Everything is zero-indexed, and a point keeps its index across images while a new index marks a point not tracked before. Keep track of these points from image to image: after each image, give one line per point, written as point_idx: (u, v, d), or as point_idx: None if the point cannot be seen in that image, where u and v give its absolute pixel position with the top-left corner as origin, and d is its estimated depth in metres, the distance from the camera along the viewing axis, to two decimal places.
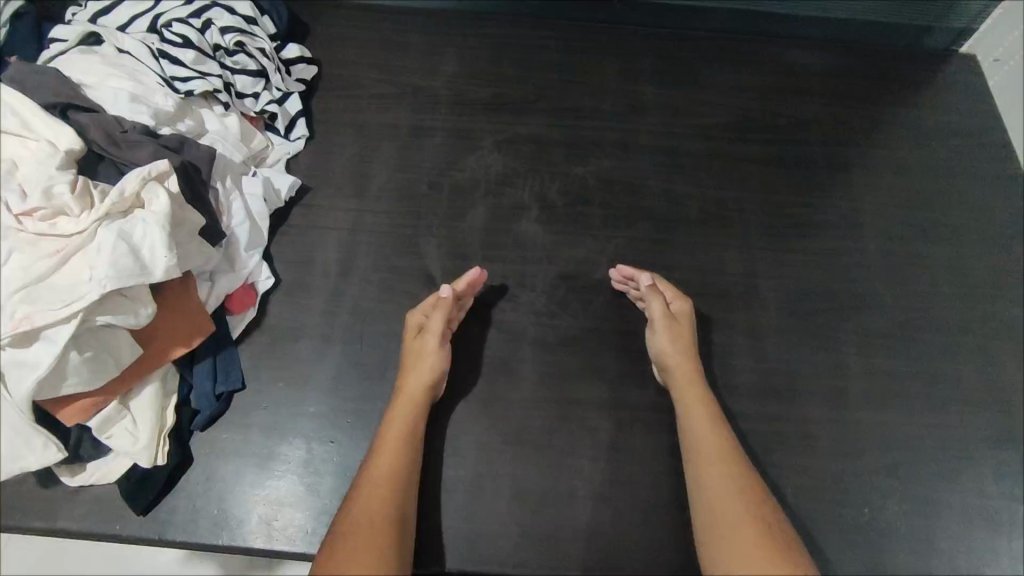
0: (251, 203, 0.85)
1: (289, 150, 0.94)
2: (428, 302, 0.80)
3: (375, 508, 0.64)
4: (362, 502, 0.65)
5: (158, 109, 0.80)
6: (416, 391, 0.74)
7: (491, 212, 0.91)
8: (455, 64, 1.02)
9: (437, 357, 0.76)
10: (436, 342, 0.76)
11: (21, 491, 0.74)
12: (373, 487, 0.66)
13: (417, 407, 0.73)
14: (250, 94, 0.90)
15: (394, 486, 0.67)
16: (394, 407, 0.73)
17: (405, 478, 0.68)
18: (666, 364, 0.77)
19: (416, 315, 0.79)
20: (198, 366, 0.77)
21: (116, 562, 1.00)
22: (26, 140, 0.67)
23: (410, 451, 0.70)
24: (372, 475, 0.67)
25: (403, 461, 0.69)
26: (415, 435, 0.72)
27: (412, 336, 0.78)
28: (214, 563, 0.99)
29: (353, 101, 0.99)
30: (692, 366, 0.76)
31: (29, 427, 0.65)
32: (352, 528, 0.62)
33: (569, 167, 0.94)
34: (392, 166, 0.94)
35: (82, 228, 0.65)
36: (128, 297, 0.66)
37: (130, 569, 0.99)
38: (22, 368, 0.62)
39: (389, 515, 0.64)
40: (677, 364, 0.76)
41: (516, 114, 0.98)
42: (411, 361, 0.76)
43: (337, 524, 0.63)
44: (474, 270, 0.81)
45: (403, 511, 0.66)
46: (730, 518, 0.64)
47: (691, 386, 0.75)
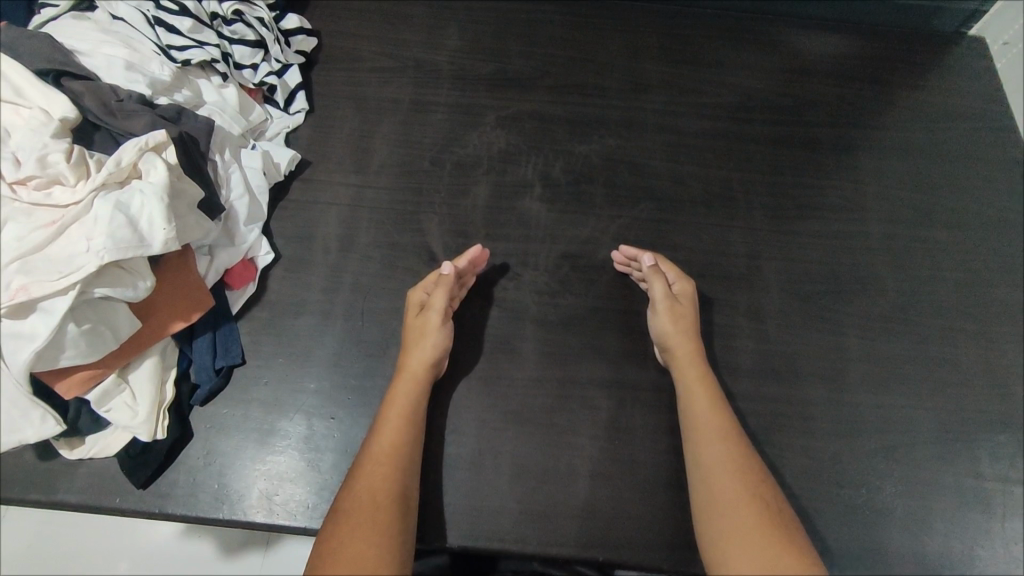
0: (250, 176, 0.84)
1: (289, 123, 0.92)
2: (430, 279, 0.79)
3: (378, 484, 0.64)
4: (363, 478, 0.65)
5: (154, 78, 0.78)
6: (419, 368, 0.74)
7: (494, 189, 0.90)
8: (457, 38, 1.00)
9: (439, 334, 0.76)
10: (438, 319, 0.76)
11: (19, 464, 0.74)
12: (375, 463, 0.66)
13: (419, 384, 0.73)
14: (248, 64, 0.89)
15: (396, 462, 0.67)
16: (396, 383, 0.73)
17: (407, 454, 0.68)
18: (667, 343, 0.77)
19: (416, 293, 0.78)
20: (197, 341, 0.77)
21: (114, 535, 1.00)
22: (18, 107, 0.66)
23: (412, 427, 0.70)
24: (375, 451, 0.67)
25: (405, 438, 0.69)
26: (417, 411, 0.72)
27: (413, 313, 0.77)
28: (215, 538, 1.00)
29: (353, 74, 0.97)
30: (693, 345, 0.76)
31: (26, 400, 0.64)
32: (355, 503, 0.62)
33: (573, 145, 0.93)
34: (393, 141, 0.93)
35: (78, 199, 0.64)
36: (126, 270, 0.65)
37: (128, 542, 1.00)
38: (18, 340, 0.61)
39: (391, 490, 0.64)
40: (678, 343, 0.76)
41: (519, 90, 0.96)
42: (413, 338, 0.76)
43: (340, 500, 0.63)
44: (476, 248, 0.81)
45: (406, 487, 0.66)
46: (729, 496, 0.64)
47: (691, 365, 0.75)
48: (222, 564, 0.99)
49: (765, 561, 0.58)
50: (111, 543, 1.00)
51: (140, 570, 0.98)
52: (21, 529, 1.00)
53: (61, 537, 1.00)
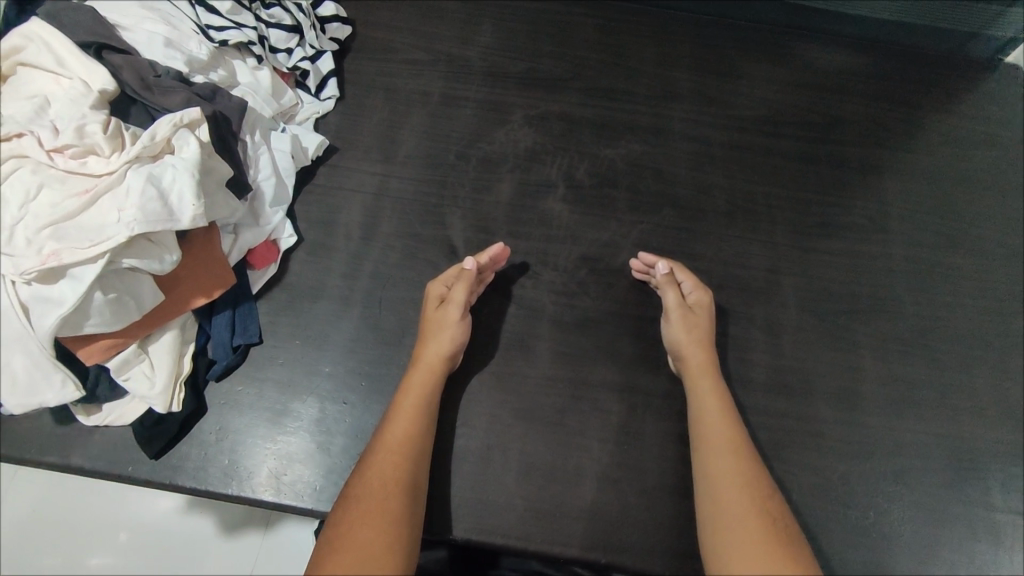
0: (278, 158, 0.85)
1: (320, 109, 0.93)
2: (451, 273, 0.79)
3: (388, 473, 0.65)
4: (375, 465, 0.65)
5: (191, 57, 0.79)
6: (435, 359, 0.74)
7: (517, 187, 0.91)
8: (490, 34, 1.01)
9: (458, 328, 0.76)
10: (458, 314, 0.76)
11: (34, 427, 0.74)
12: (386, 451, 0.67)
13: (434, 374, 0.74)
14: (283, 48, 0.90)
15: (407, 451, 0.67)
16: (411, 373, 0.74)
17: (419, 445, 0.69)
18: (679, 353, 0.77)
19: (435, 287, 0.78)
20: (217, 317, 0.77)
21: (113, 504, 1.01)
22: (59, 78, 0.70)
23: (425, 418, 0.71)
24: (388, 439, 0.68)
25: (418, 429, 0.69)
26: (432, 404, 0.72)
27: (433, 305, 0.78)
28: (213, 516, 1.01)
29: (385, 65, 0.99)
30: (706, 353, 0.76)
31: (49, 363, 0.65)
32: (364, 491, 0.63)
33: (599, 148, 0.94)
34: (420, 132, 0.94)
35: (112, 169, 0.66)
36: (154, 242, 0.67)
37: (128, 511, 1.01)
38: (47, 304, 0.62)
39: (402, 479, 0.65)
40: (692, 352, 0.76)
41: (549, 90, 0.98)
42: (432, 329, 0.76)
43: (350, 488, 0.64)
44: (498, 245, 0.81)
45: (415, 475, 0.67)
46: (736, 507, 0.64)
47: (704, 373, 0.75)
48: (221, 540, 1.01)
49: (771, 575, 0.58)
50: (110, 514, 1.01)
51: (137, 541, 1.00)
52: (21, 495, 1.02)
53: (63, 505, 1.01)
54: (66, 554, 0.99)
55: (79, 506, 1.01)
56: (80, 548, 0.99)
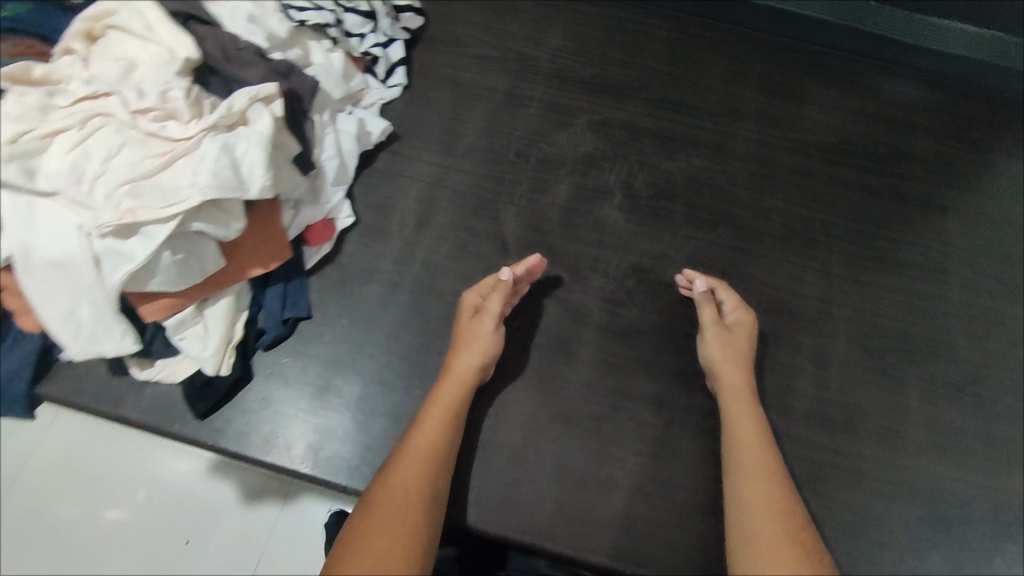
0: (344, 140, 0.86)
1: (385, 96, 0.94)
2: (486, 283, 0.80)
3: (410, 480, 0.65)
4: (398, 470, 0.66)
5: (272, 33, 0.81)
6: (467, 369, 0.74)
7: (573, 191, 0.91)
8: (559, 37, 1.02)
9: (491, 340, 0.76)
10: (492, 324, 0.76)
11: (88, 375, 0.76)
12: (410, 458, 0.67)
13: (465, 384, 0.73)
14: (357, 33, 0.91)
15: (431, 460, 0.67)
16: (443, 382, 0.74)
17: (443, 456, 0.69)
18: (712, 362, 0.77)
19: (469, 297, 0.79)
20: (271, 289, 0.79)
21: (137, 461, 1.04)
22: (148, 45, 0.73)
23: (452, 428, 0.71)
24: (414, 446, 0.68)
25: (444, 439, 0.69)
26: (460, 414, 0.72)
27: (466, 315, 0.78)
28: (233, 484, 1.04)
29: (454, 58, 1.00)
30: (742, 376, 0.75)
31: (112, 316, 0.67)
32: (384, 497, 0.63)
33: (658, 161, 0.93)
34: (482, 128, 0.95)
35: (189, 135, 0.69)
36: (222, 209, 0.68)
37: (150, 469, 1.04)
38: (118, 259, 0.65)
39: (422, 488, 0.65)
40: (727, 373, 0.75)
41: (613, 98, 0.97)
42: (465, 338, 0.76)
43: (372, 491, 0.65)
44: (535, 257, 0.81)
45: (437, 484, 0.67)
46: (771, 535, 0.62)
47: (738, 395, 0.74)
48: (237, 509, 1.03)
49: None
50: (133, 470, 1.04)
51: (157, 500, 1.02)
52: (53, 440, 1.05)
53: (91, 455, 1.05)
54: (88, 503, 1.02)
55: (105, 458, 1.04)
56: (102, 500, 1.02)
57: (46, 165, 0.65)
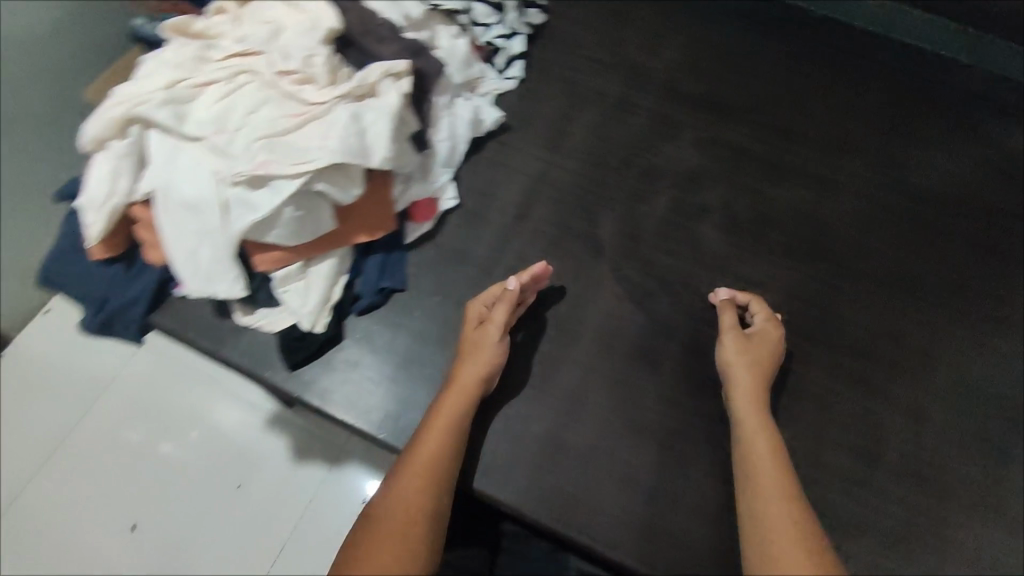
0: (458, 124, 0.88)
1: (500, 87, 0.96)
2: (492, 292, 0.78)
3: (412, 499, 0.62)
4: (399, 487, 0.63)
5: (407, 14, 0.84)
6: (471, 380, 0.72)
7: (675, 204, 0.90)
8: (677, 50, 1.01)
9: (495, 351, 0.74)
10: (496, 333, 0.75)
11: (195, 313, 0.80)
12: (411, 473, 0.64)
13: (469, 395, 0.71)
14: (483, 24, 0.95)
15: (433, 476, 0.65)
16: (446, 392, 0.71)
17: (447, 471, 0.66)
18: (728, 373, 0.73)
19: (474, 307, 0.77)
20: (371, 258, 0.82)
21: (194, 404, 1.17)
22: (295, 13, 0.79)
23: (455, 441, 0.68)
24: (415, 461, 0.65)
25: (448, 452, 0.67)
26: (462, 425, 0.69)
27: (471, 325, 0.76)
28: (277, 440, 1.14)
29: (570, 58, 1.00)
30: (758, 392, 0.71)
31: (228, 261, 0.70)
32: (385, 517, 0.61)
33: (764, 186, 0.91)
34: (590, 129, 0.95)
35: (323, 101, 0.72)
36: (344, 174, 0.71)
37: (205, 413, 1.16)
38: (245, 208, 0.69)
39: (425, 506, 0.62)
40: (742, 389, 0.71)
41: (725, 116, 0.96)
42: (470, 348, 0.74)
43: (372, 509, 0.62)
44: (541, 264, 0.79)
45: (440, 499, 0.64)
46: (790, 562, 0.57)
47: (751, 409, 0.70)
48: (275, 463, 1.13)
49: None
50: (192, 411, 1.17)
51: (205, 441, 1.14)
52: (129, 372, 1.20)
53: (158, 392, 1.18)
54: (146, 433, 1.15)
55: (169, 397, 1.18)
56: (161, 432, 1.15)
57: (196, 113, 0.70)
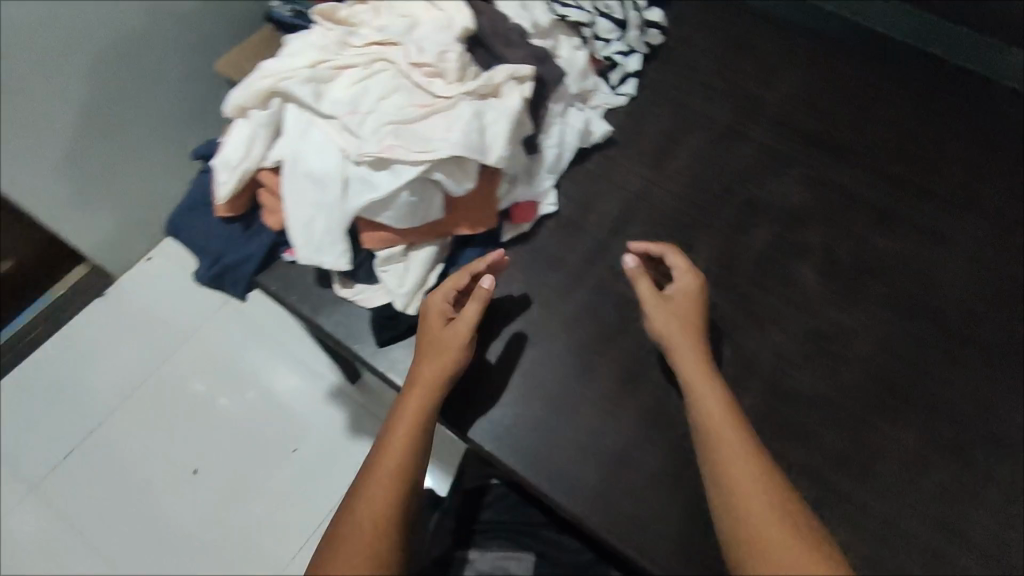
0: (568, 133, 0.90)
1: (611, 102, 0.97)
2: (451, 287, 0.76)
3: (378, 508, 0.59)
4: (363, 498, 0.60)
5: (536, 21, 0.87)
6: (434, 378, 0.70)
7: (774, 240, 0.88)
8: (795, 86, 1.00)
9: (461, 347, 0.72)
10: (467, 331, 0.73)
11: (299, 279, 0.85)
12: (378, 480, 0.61)
13: (433, 393, 0.69)
14: (603, 39, 0.96)
15: (401, 480, 0.61)
16: (409, 391, 0.69)
17: (415, 473, 0.63)
18: (665, 335, 0.73)
19: (436, 303, 0.75)
20: (468, 251, 0.85)
21: (257, 364, 1.31)
22: (431, 10, 0.83)
23: (421, 442, 0.65)
24: (379, 466, 0.62)
25: (415, 453, 0.64)
26: (428, 424, 0.67)
27: (437, 324, 0.74)
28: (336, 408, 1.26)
29: (684, 82, 1.01)
30: (699, 351, 0.71)
31: (338, 235, 0.74)
32: (351, 531, 0.57)
33: (871, 234, 0.88)
34: (695, 154, 0.95)
35: (450, 96, 0.75)
36: (458, 168, 0.74)
37: (265, 376, 1.30)
38: (365, 187, 0.72)
39: (392, 514, 0.59)
40: (685, 353, 0.71)
41: (837, 158, 0.94)
42: (435, 347, 0.72)
43: (336, 524, 0.59)
44: (497, 253, 0.79)
45: (408, 506, 0.61)
46: (755, 513, 0.56)
47: (692, 369, 0.69)
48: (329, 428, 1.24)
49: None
50: (255, 371, 1.30)
51: (268, 399, 1.28)
52: (209, 329, 1.34)
53: (226, 347, 1.32)
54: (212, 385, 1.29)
55: (238, 353, 1.32)
56: (230, 384, 1.29)
57: (333, 93, 0.75)
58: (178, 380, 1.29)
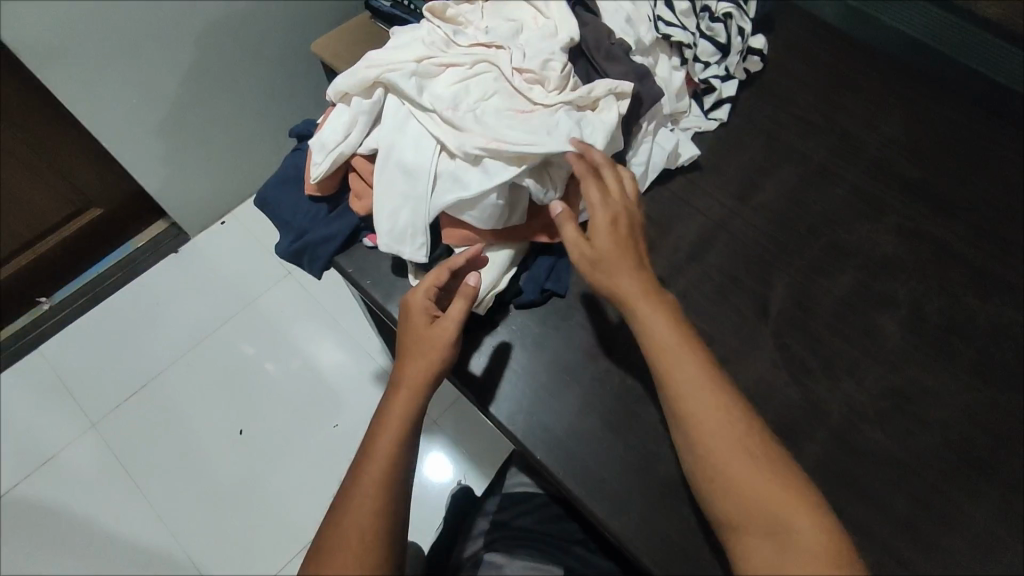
0: (655, 152, 0.89)
1: (701, 125, 0.96)
2: (432, 285, 0.73)
3: (362, 523, 0.60)
4: (348, 512, 0.60)
5: (640, 38, 0.87)
6: (418, 381, 0.68)
7: (856, 286, 0.85)
8: (898, 129, 0.96)
9: (447, 349, 0.70)
10: (454, 329, 0.71)
11: (375, 265, 0.87)
12: (361, 494, 0.61)
13: (417, 397, 0.68)
14: (703, 61, 0.94)
15: (385, 492, 0.62)
16: (393, 395, 0.68)
17: (400, 483, 0.63)
18: (603, 270, 0.67)
19: (419, 301, 0.72)
20: (541, 259, 0.85)
21: (306, 337, 1.35)
22: (538, 17, 0.85)
23: (405, 450, 0.65)
24: (362, 479, 0.62)
25: (400, 463, 0.64)
26: (412, 430, 0.66)
27: (422, 323, 0.72)
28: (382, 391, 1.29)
29: (779, 113, 0.98)
30: (640, 284, 0.67)
31: (421, 228, 0.76)
32: (338, 548, 0.59)
33: (962, 293, 0.84)
34: (783, 188, 0.92)
35: (549, 103, 0.76)
36: (548, 175, 0.76)
37: (310, 349, 1.33)
38: (454, 184, 0.74)
39: (378, 528, 0.60)
40: (631, 293, 0.66)
41: (934, 209, 0.90)
42: (419, 348, 0.70)
43: (325, 538, 0.60)
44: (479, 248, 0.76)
45: (394, 517, 0.62)
46: (722, 460, 0.59)
47: (655, 321, 0.65)
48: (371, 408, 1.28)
49: (765, 525, 0.56)
50: (306, 344, 1.34)
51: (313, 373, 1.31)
52: (265, 298, 1.39)
53: (280, 314, 1.37)
54: (260, 352, 1.34)
55: (291, 324, 1.36)
56: (279, 351, 1.34)
57: (435, 89, 0.76)
58: (233, 343, 1.34)
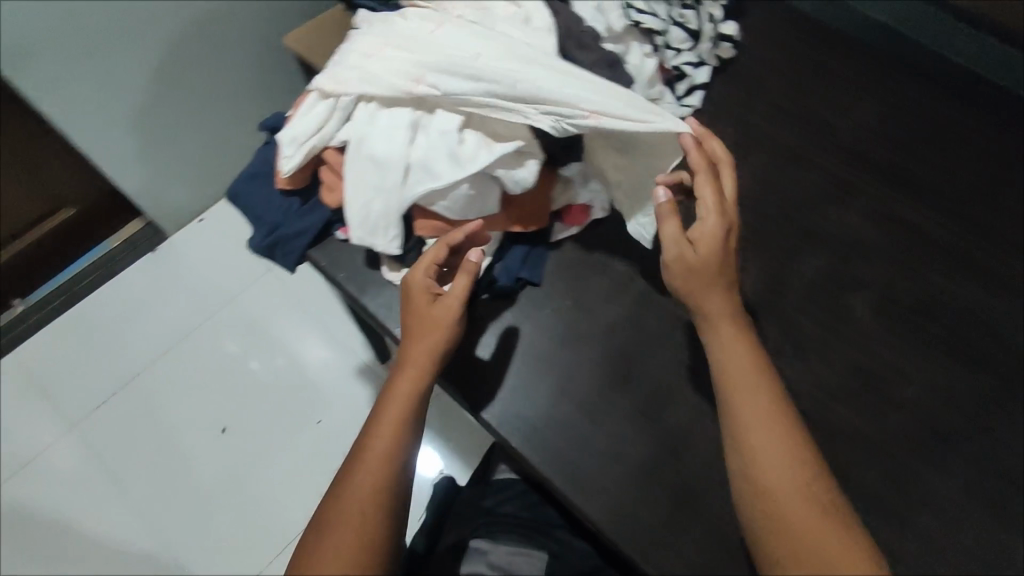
0: None
1: (677, 113, 0.94)
2: (433, 262, 0.73)
3: (366, 494, 0.60)
4: (351, 484, 0.61)
5: (610, 25, 0.87)
6: (423, 359, 0.69)
7: (828, 270, 0.86)
8: (868, 113, 0.97)
9: (452, 328, 0.71)
10: (457, 308, 0.72)
11: (348, 258, 0.87)
12: (367, 466, 0.62)
13: (423, 375, 0.68)
14: (675, 48, 0.95)
15: (390, 465, 0.62)
16: (397, 373, 0.69)
17: (405, 458, 0.64)
18: (698, 274, 0.66)
19: (419, 280, 0.73)
20: (514, 249, 0.85)
21: (287, 334, 1.34)
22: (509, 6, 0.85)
23: (410, 426, 0.66)
24: (367, 453, 0.63)
25: (404, 438, 0.64)
26: (418, 406, 0.67)
27: (424, 303, 0.72)
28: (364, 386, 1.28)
29: (752, 99, 0.99)
30: (728, 302, 0.67)
31: (393, 219, 0.75)
32: (342, 518, 0.58)
33: (932, 274, 0.85)
34: (756, 174, 0.93)
35: None
36: None
37: (291, 345, 1.33)
38: (424, 175, 0.73)
39: (382, 499, 0.60)
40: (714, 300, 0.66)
41: (904, 192, 0.91)
42: (423, 326, 0.71)
43: (326, 510, 0.60)
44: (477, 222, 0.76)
45: (399, 492, 0.62)
46: (767, 459, 0.59)
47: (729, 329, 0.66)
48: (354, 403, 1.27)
49: (806, 522, 0.55)
50: (286, 340, 1.33)
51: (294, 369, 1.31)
52: (244, 295, 1.37)
53: (260, 311, 1.36)
54: (240, 349, 1.32)
55: (271, 320, 1.35)
56: (259, 348, 1.33)
57: None
58: (212, 340, 1.33)
